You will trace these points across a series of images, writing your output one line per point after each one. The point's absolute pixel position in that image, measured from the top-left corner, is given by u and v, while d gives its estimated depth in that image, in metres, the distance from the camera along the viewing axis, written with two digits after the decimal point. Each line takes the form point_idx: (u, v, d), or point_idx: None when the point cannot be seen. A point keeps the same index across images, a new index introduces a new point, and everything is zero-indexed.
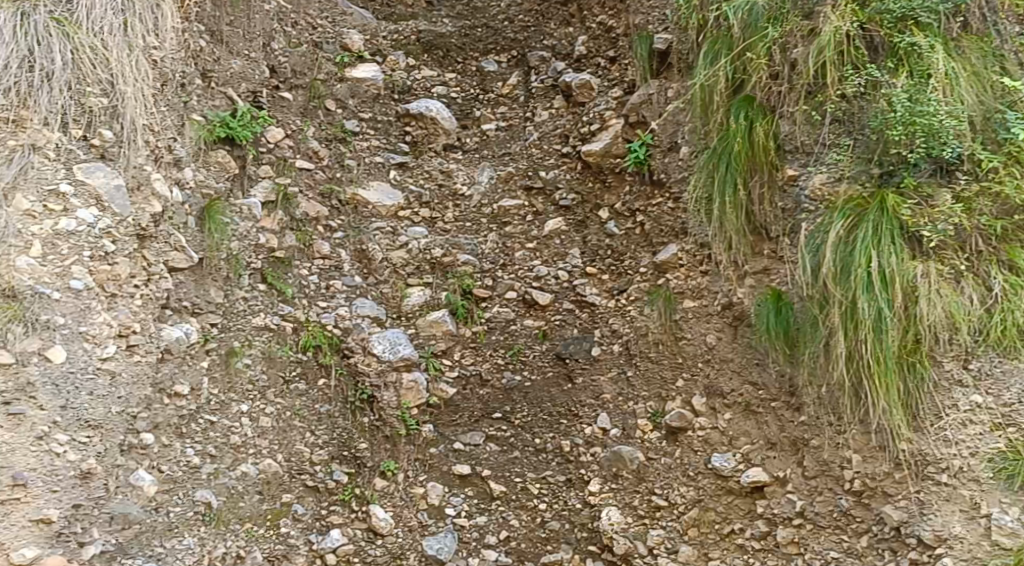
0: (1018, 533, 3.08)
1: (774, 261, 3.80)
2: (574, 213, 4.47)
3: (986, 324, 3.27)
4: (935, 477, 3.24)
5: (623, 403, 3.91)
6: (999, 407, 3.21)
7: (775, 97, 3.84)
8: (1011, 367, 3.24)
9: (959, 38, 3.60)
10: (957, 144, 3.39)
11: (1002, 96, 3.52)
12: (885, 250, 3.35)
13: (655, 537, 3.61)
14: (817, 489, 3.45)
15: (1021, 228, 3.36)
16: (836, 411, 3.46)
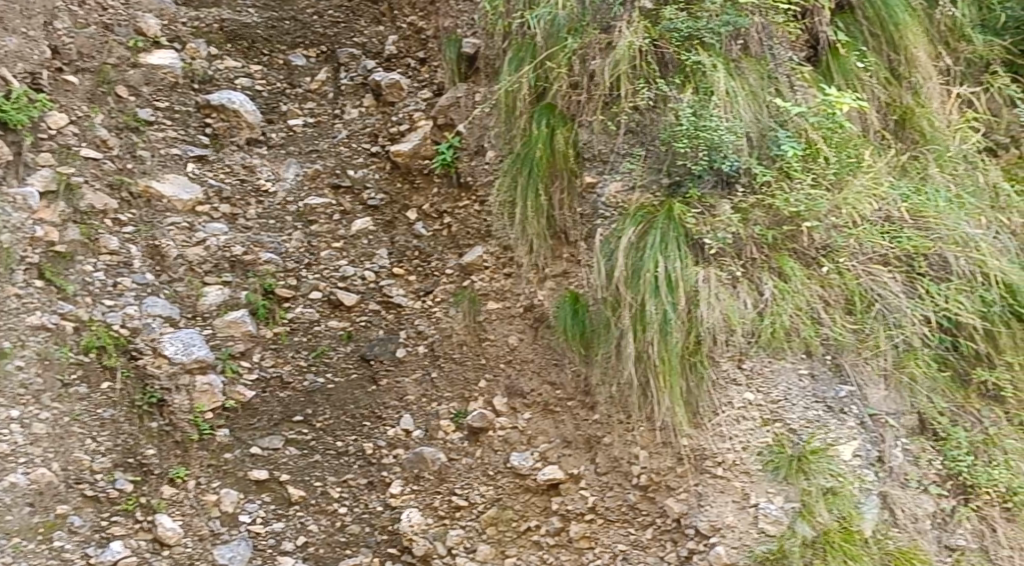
0: (780, 521, 3.26)
1: (573, 264, 3.93)
2: (382, 213, 4.42)
3: (757, 326, 3.51)
4: (711, 471, 3.41)
5: (426, 404, 3.90)
6: (768, 404, 3.45)
7: (575, 106, 3.98)
8: (778, 366, 3.50)
9: (739, 58, 3.81)
10: (736, 158, 3.63)
11: (775, 116, 3.78)
12: (671, 256, 3.52)
13: (454, 536, 3.57)
14: (608, 485, 3.58)
15: (790, 237, 3.61)
16: (626, 410, 3.64)
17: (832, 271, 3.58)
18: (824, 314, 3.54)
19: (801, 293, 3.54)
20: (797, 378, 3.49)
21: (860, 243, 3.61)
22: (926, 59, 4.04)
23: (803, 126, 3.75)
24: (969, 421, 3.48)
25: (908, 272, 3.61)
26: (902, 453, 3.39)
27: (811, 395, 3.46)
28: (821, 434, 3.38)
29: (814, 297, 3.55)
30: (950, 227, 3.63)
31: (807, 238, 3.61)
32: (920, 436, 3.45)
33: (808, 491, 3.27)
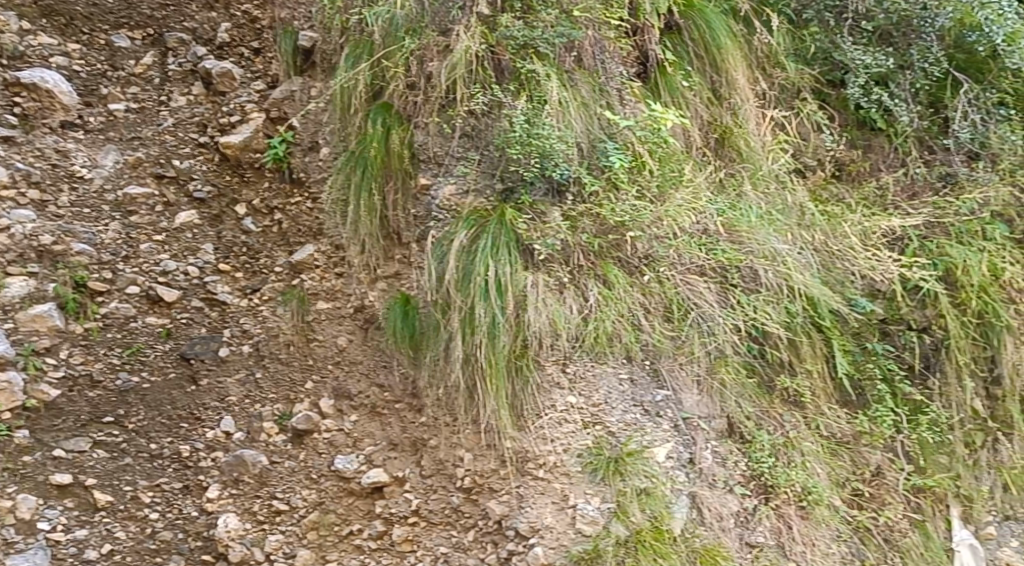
0: (597, 521, 3.35)
1: (404, 266, 3.93)
2: (209, 207, 4.22)
3: (582, 331, 3.62)
4: (533, 472, 3.48)
5: (249, 405, 3.76)
6: (590, 407, 3.56)
7: (411, 107, 3.97)
8: (599, 370, 3.63)
9: (572, 69, 3.90)
10: (567, 167, 3.73)
11: (605, 128, 3.91)
12: (501, 260, 3.59)
13: (273, 542, 3.46)
14: (432, 488, 3.57)
15: (615, 246, 3.75)
16: (452, 412, 3.66)
17: (653, 280, 3.74)
18: (644, 320, 3.69)
19: (624, 300, 3.68)
20: (617, 382, 3.62)
21: (679, 254, 3.78)
22: (745, 82, 4.20)
23: (630, 139, 3.88)
24: (771, 425, 3.69)
25: (722, 282, 3.80)
26: (711, 454, 3.57)
27: (630, 398, 3.60)
28: (637, 437, 3.52)
29: (635, 304, 3.69)
30: (760, 242, 3.83)
31: (630, 248, 3.76)
32: (728, 439, 3.64)
33: (624, 492, 3.39)
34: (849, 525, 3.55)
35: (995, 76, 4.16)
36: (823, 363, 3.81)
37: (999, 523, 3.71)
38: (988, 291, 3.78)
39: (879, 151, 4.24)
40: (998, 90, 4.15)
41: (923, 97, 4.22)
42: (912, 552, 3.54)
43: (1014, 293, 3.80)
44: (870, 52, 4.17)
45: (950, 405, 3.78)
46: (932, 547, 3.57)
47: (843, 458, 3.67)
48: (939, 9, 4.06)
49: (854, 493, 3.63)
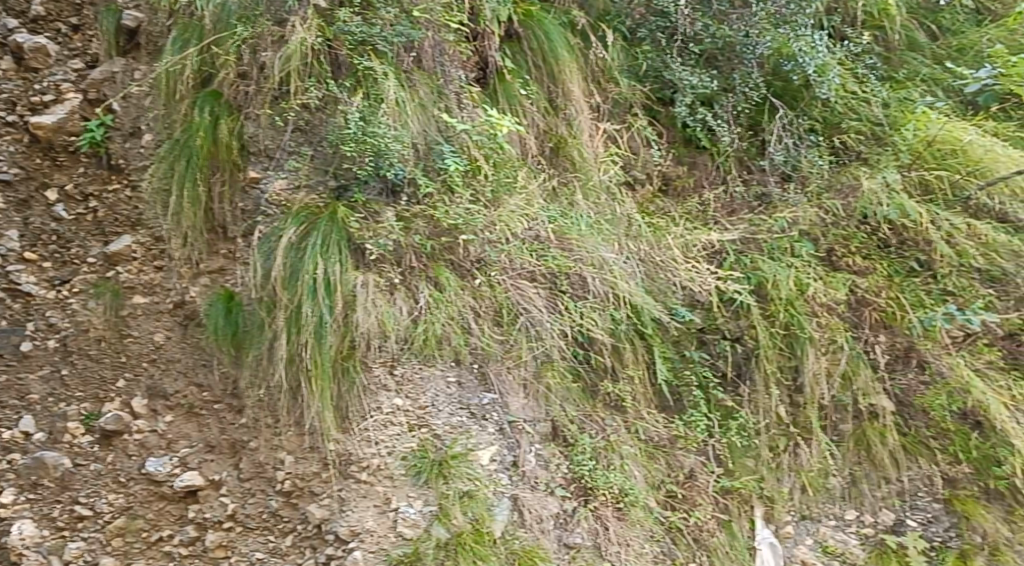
0: (418, 524, 3.35)
1: (229, 261, 3.78)
2: (15, 191, 3.89)
3: (411, 333, 3.61)
4: (356, 475, 3.42)
5: (52, 404, 3.54)
6: (415, 409, 3.55)
7: (242, 97, 3.85)
8: (427, 373, 3.62)
9: (411, 70, 3.88)
10: (401, 167, 3.69)
11: (442, 130, 3.89)
12: (330, 259, 3.53)
13: (72, 550, 3.31)
14: (250, 491, 3.45)
15: (447, 249, 3.75)
16: (274, 413, 3.55)
17: (484, 284, 3.77)
18: (474, 323, 3.71)
19: (454, 303, 3.68)
20: (444, 385, 3.62)
21: (511, 259, 3.82)
22: (580, 94, 4.29)
23: (466, 143, 3.88)
24: (593, 429, 3.79)
25: (551, 288, 3.87)
26: (535, 458, 3.64)
27: (456, 401, 3.62)
28: (462, 439, 3.53)
29: (465, 307, 3.70)
30: (589, 250, 3.92)
31: (463, 250, 3.76)
32: (551, 442, 3.71)
33: (446, 495, 3.40)
34: (662, 526, 3.70)
35: (808, 104, 4.45)
36: (645, 369, 3.95)
37: (795, 522, 3.85)
38: (795, 304, 4.02)
39: (703, 169, 4.45)
40: (809, 117, 4.45)
41: (744, 119, 4.46)
42: (719, 551, 3.72)
43: (817, 307, 4.03)
44: (696, 73, 4.36)
45: (757, 411, 3.95)
46: (737, 546, 3.75)
47: (660, 462, 3.83)
48: (759, 37, 4.29)
49: (668, 495, 3.78)
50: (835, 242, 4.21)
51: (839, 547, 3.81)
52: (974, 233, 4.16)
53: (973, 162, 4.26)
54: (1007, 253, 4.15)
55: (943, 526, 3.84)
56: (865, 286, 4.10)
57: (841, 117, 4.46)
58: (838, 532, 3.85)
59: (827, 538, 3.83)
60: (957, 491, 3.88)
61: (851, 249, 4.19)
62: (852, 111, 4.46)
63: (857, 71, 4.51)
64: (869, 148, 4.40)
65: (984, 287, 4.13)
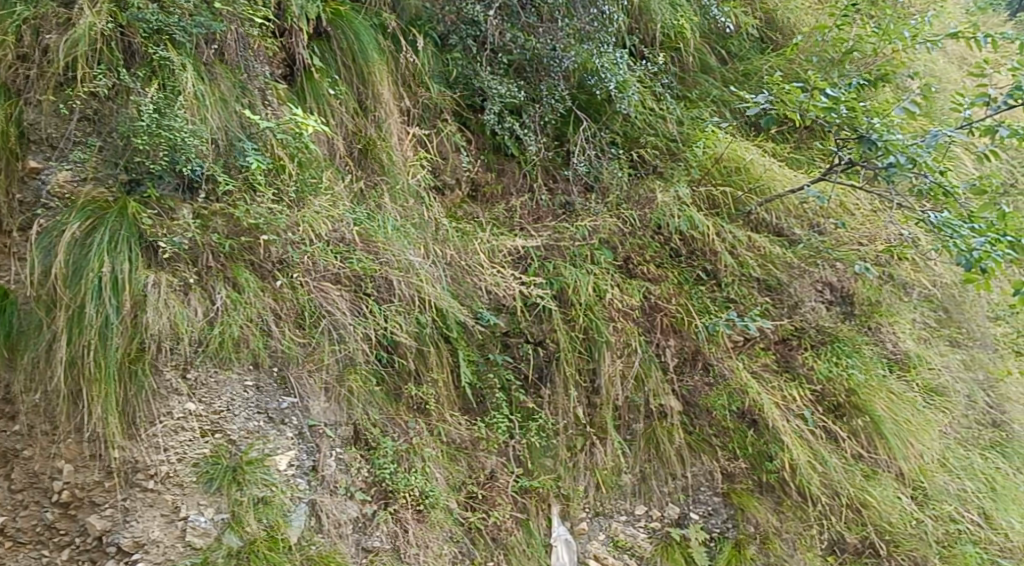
0: (208, 533, 3.31)
1: (3, 256, 3.50)
2: None
3: (206, 336, 3.47)
4: (142, 484, 3.32)
5: None
6: (208, 414, 3.44)
7: (21, 80, 3.57)
8: (223, 376, 3.50)
9: (212, 63, 3.74)
10: (199, 163, 3.56)
11: (244, 127, 3.77)
12: (119, 256, 3.37)
13: None
14: (22, 503, 3.34)
15: (247, 249, 3.64)
16: (51, 419, 3.36)
17: (285, 286, 3.68)
18: (274, 326, 3.61)
19: (253, 305, 3.57)
20: (241, 389, 3.52)
21: (314, 261, 3.75)
22: (389, 96, 4.27)
23: (269, 141, 3.79)
24: (396, 432, 3.79)
25: (355, 291, 3.83)
26: (335, 462, 3.62)
27: (253, 405, 3.53)
28: (258, 445, 3.47)
29: (264, 309, 3.60)
30: (396, 254, 3.91)
31: (264, 250, 3.66)
32: (352, 446, 3.69)
33: (240, 502, 3.36)
34: (462, 527, 3.77)
35: (609, 118, 4.66)
36: (449, 373, 3.99)
37: (590, 518, 3.99)
38: (593, 309, 4.19)
39: (510, 176, 4.56)
40: (610, 131, 4.66)
41: (550, 129, 4.61)
42: (516, 549, 3.82)
43: (614, 312, 4.22)
44: (505, 83, 4.44)
45: (556, 412, 4.08)
46: (533, 544, 3.86)
47: (461, 464, 3.89)
48: (565, 51, 4.44)
49: (468, 496, 3.85)
50: (632, 251, 4.42)
51: (629, 541, 3.98)
52: (754, 245, 4.51)
53: (754, 179, 4.60)
54: (781, 264, 4.52)
55: (721, 518, 4.07)
56: (657, 292, 4.34)
57: (640, 132, 4.70)
58: (628, 527, 4.01)
59: (618, 533, 3.99)
60: (734, 485, 4.13)
61: (646, 257, 4.42)
62: (650, 126, 4.71)
63: (655, 88, 4.76)
64: (664, 162, 4.65)
65: (762, 296, 4.47)
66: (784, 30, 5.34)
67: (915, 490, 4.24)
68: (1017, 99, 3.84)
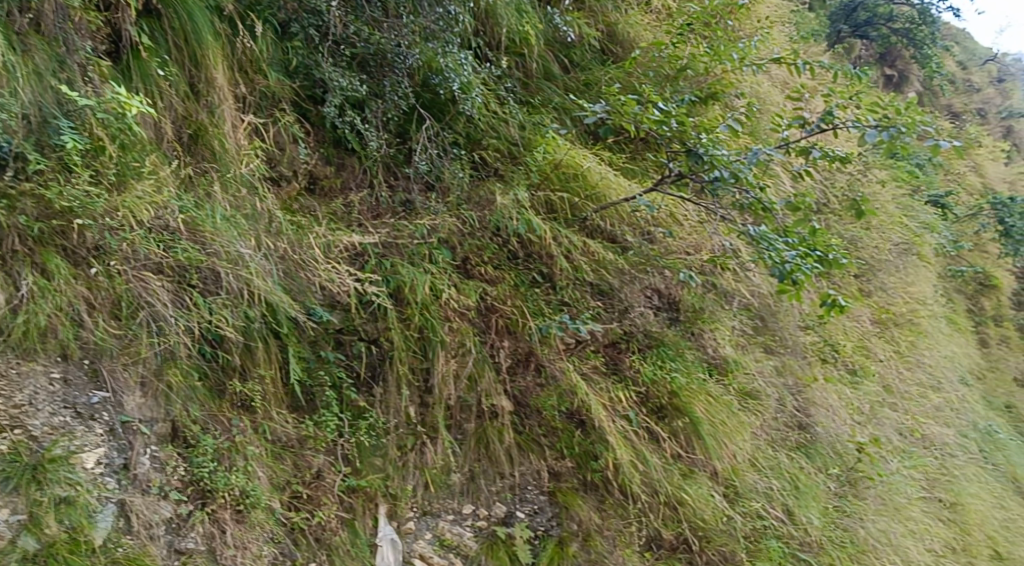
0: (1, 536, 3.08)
1: None
2: None
3: (8, 325, 3.32)
4: None
5: None
6: (8, 409, 3.24)
7: None
8: (26, 368, 3.33)
9: (25, 33, 3.54)
10: (5, 139, 3.38)
11: (60, 103, 3.56)
12: None
13: None
14: None
15: (59, 233, 3.47)
16: None
17: (101, 273, 3.52)
18: (87, 317, 3.46)
19: (63, 293, 3.43)
20: (46, 382, 3.35)
21: (134, 249, 3.59)
22: (224, 82, 4.10)
23: (88, 119, 3.58)
24: (217, 430, 3.65)
25: (178, 283, 3.67)
26: (149, 460, 3.45)
27: (60, 400, 3.36)
28: (63, 441, 3.29)
29: (75, 297, 3.45)
30: (223, 245, 3.75)
31: (77, 236, 3.50)
32: (169, 444, 3.53)
33: (39, 502, 3.16)
34: (284, 527, 3.67)
35: (452, 118, 4.66)
36: (277, 369, 3.88)
37: (416, 517, 3.98)
38: (429, 308, 4.19)
39: (350, 171, 4.48)
40: (453, 131, 4.66)
41: (392, 126, 4.57)
42: (339, 549, 3.76)
43: (449, 312, 4.24)
44: (346, 76, 4.36)
45: (387, 411, 4.05)
46: (358, 543, 3.80)
47: (286, 462, 3.78)
48: (409, 49, 4.44)
49: (292, 495, 3.75)
50: (470, 251, 4.45)
51: (455, 540, 3.99)
52: (588, 250, 4.63)
53: (590, 187, 4.72)
54: (613, 269, 4.66)
55: (546, 517, 4.15)
56: (493, 293, 4.38)
57: (483, 134, 4.73)
58: (455, 526, 4.02)
59: (444, 532, 3.99)
60: (560, 484, 4.22)
61: (484, 258, 4.46)
62: (493, 129, 4.74)
63: (498, 92, 4.81)
64: (505, 165, 4.69)
65: (593, 300, 4.61)
66: (623, 43, 5.52)
67: (727, 488, 4.48)
68: (827, 123, 4.18)
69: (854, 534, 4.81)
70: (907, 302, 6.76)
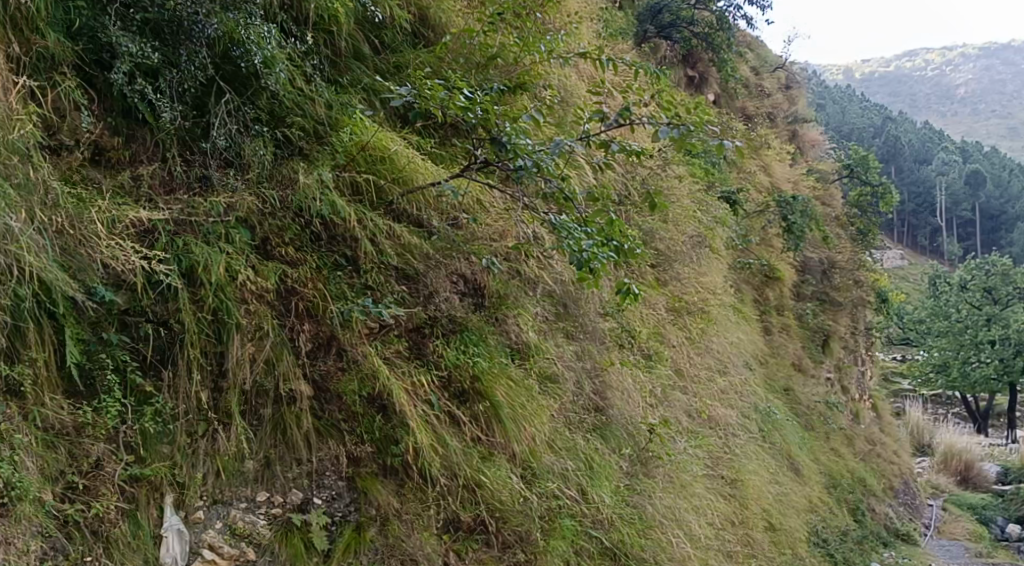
0: None
1: None
2: None
3: None
4: None
5: None
6: None
7: None
8: None
9: None
10: None
11: None
12: None
13: None
14: None
15: None
16: None
17: None
18: None
19: None
20: None
21: None
22: None
23: None
24: None
25: None
26: None
27: None
28: None
29: None
30: None
31: None
32: None
33: None
34: (55, 521, 3.46)
35: (255, 93, 4.50)
36: (51, 352, 3.63)
37: (206, 507, 3.81)
38: (225, 290, 4.03)
39: (141, 143, 4.24)
40: (255, 107, 4.50)
41: (188, 98, 4.34)
42: (119, 542, 3.56)
43: (247, 294, 4.09)
44: (137, 42, 4.09)
45: (177, 396, 3.86)
46: (139, 535, 3.61)
47: (59, 451, 3.55)
48: (207, 18, 4.21)
49: (66, 486, 3.53)
50: (270, 232, 4.31)
51: (248, 529, 3.85)
52: (393, 234, 4.61)
53: (397, 170, 4.70)
54: (418, 254, 4.66)
55: (344, 502, 4.08)
56: (294, 276, 4.27)
57: (287, 112, 4.57)
58: (248, 514, 3.88)
59: (236, 521, 3.85)
60: (359, 469, 4.15)
61: (285, 239, 4.33)
62: (299, 106, 4.59)
63: (304, 69, 4.67)
64: (310, 145, 4.56)
65: (398, 284, 4.59)
66: (436, 28, 5.52)
67: (525, 470, 4.59)
68: (625, 118, 4.35)
69: (641, 510, 5.08)
70: (699, 292, 7.19)
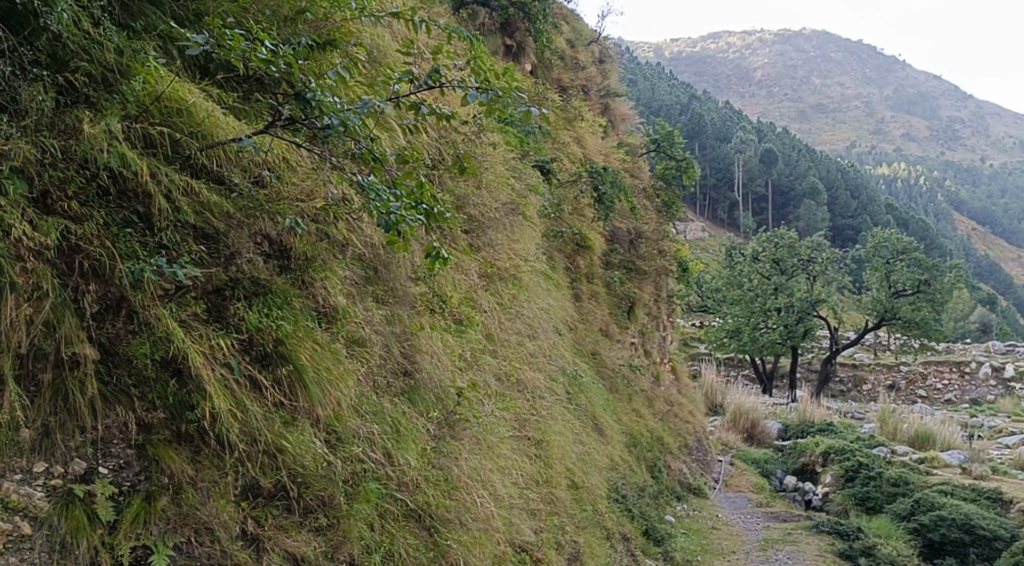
0: None
1: None
2: None
3: None
4: None
5: None
6: None
7: None
8: None
9: None
10: None
11: None
12: None
13: None
14: None
15: None
16: None
17: None
18: None
19: None
20: None
21: None
22: None
23: None
24: None
25: None
26: None
27: None
28: None
29: None
30: None
31: None
32: None
33: None
34: None
35: (33, 33, 4.13)
36: None
37: None
38: None
39: None
40: (34, 48, 4.13)
41: None
42: None
43: (23, 250, 3.80)
44: None
45: None
46: None
47: None
48: None
49: None
50: (50, 184, 4.00)
51: (23, 501, 3.62)
52: (189, 190, 4.40)
53: (196, 123, 4.49)
54: (219, 213, 4.47)
55: (133, 471, 3.88)
56: (78, 232, 3.98)
57: (71, 55, 4.23)
58: (23, 486, 3.65)
59: (9, 493, 3.61)
60: (151, 437, 3.95)
61: (67, 193, 4.04)
62: (84, 50, 4.26)
63: (91, 11, 4.35)
64: (96, 92, 4.25)
65: (196, 244, 4.37)
66: None
67: (329, 434, 4.53)
68: (434, 81, 4.32)
69: (447, 472, 5.14)
70: (511, 259, 7.35)
